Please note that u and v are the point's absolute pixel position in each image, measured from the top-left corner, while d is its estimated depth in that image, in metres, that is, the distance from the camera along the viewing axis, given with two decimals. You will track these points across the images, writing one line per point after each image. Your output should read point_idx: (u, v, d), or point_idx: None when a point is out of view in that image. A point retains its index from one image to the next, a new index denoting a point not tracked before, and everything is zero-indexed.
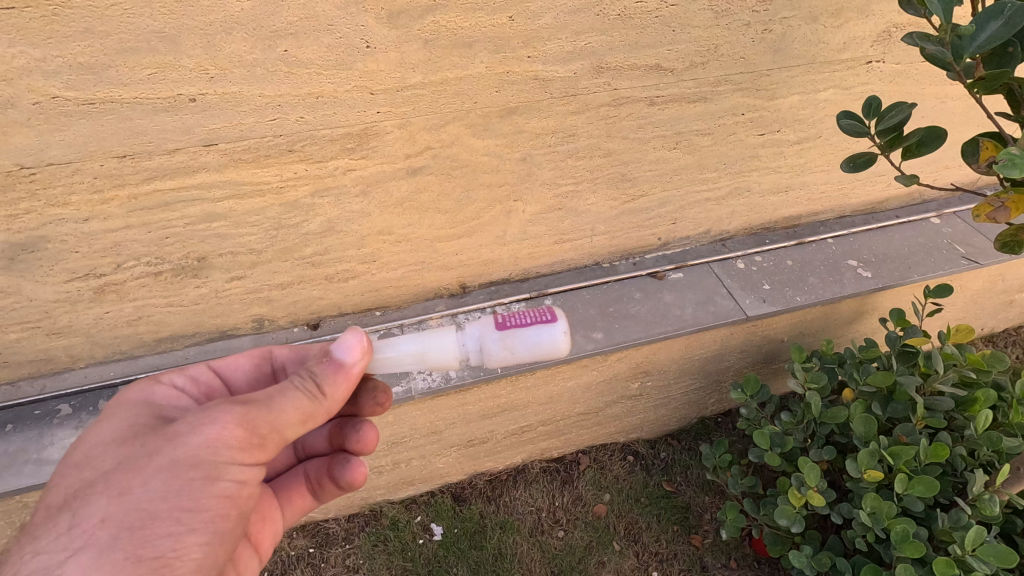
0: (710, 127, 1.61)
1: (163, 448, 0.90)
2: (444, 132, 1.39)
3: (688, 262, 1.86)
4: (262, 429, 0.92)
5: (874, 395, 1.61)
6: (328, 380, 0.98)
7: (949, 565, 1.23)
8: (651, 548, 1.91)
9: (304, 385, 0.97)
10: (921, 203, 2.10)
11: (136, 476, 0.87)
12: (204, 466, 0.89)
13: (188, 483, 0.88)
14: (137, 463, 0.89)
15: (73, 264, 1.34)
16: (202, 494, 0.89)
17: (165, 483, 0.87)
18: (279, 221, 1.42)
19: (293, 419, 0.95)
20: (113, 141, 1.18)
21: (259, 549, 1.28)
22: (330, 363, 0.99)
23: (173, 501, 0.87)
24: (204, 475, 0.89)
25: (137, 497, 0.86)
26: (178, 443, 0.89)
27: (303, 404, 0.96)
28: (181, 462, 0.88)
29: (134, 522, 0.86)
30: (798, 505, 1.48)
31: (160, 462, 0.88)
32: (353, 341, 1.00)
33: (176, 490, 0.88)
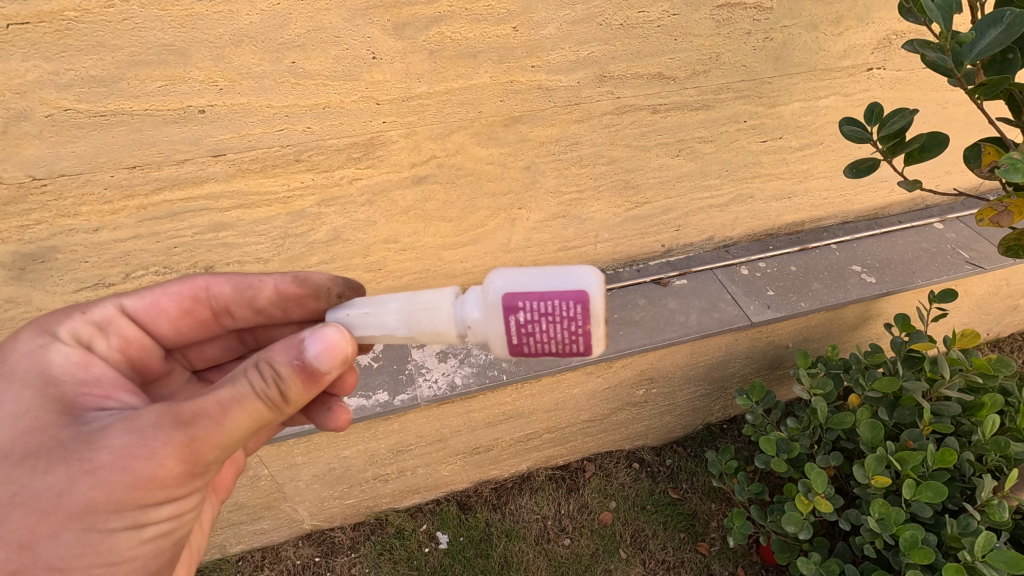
0: (713, 134, 1.62)
1: (77, 485, 0.78)
2: (449, 141, 1.41)
3: (692, 268, 1.87)
4: (207, 455, 0.83)
5: (881, 400, 1.59)
6: (297, 392, 0.88)
7: (959, 572, 1.22)
8: (658, 556, 1.89)
9: (269, 396, 0.85)
10: (924, 208, 2.10)
11: (42, 523, 0.77)
12: (131, 515, 0.82)
13: (107, 533, 0.81)
14: (41, 503, 0.78)
15: (82, 274, 1.35)
16: (125, 544, 0.83)
17: (80, 536, 0.79)
18: (286, 230, 1.44)
19: (245, 430, 0.85)
20: (123, 152, 1.20)
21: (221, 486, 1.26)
22: (302, 368, 0.86)
23: (88, 553, 0.80)
24: (129, 522, 0.82)
25: (43, 550, 0.77)
26: (96, 487, 0.78)
27: (262, 417, 0.86)
28: (103, 509, 0.79)
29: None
30: (805, 511, 1.47)
31: (72, 509, 0.78)
32: (341, 343, 0.88)
33: (89, 544, 0.80)
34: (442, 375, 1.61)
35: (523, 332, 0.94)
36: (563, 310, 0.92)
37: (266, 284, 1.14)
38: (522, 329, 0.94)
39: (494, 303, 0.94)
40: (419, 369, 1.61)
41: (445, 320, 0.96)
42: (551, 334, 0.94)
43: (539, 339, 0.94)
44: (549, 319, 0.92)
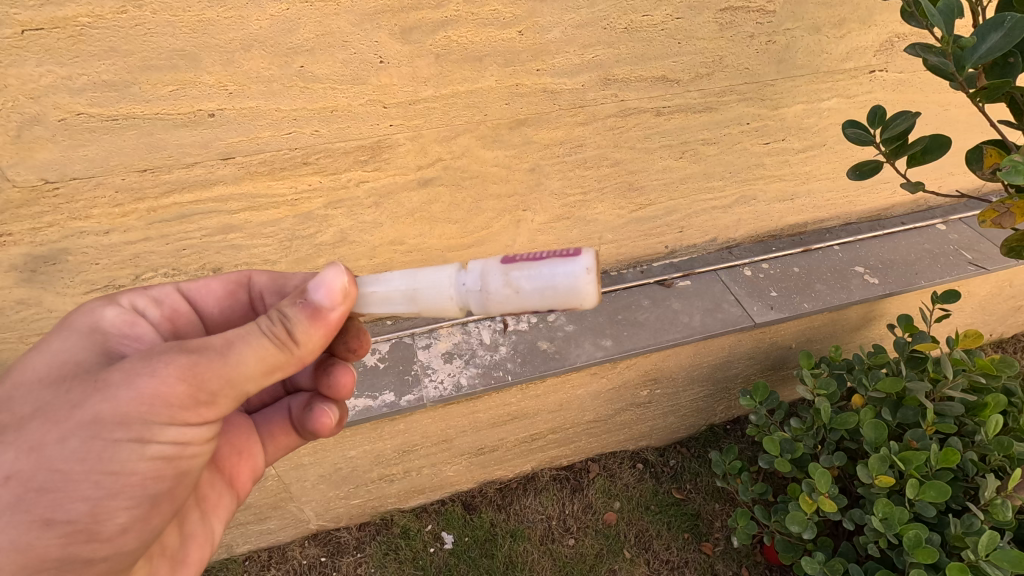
0: (716, 136, 1.63)
1: (89, 400, 0.83)
2: (454, 144, 1.42)
3: (695, 270, 1.88)
4: (212, 385, 0.85)
5: (884, 401, 1.60)
6: (302, 330, 0.90)
7: (962, 571, 1.23)
8: (662, 556, 1.90)
9: (273, 333, 0.88)
10: (926, 209, 2.11)
11: (53, 430, 0.83)
12: (133, 428, 0.83)
13: (111, 445, 0.84)
14: (56, 414, 0.84)
15: (93, 276, 1.36)
16: (127, 458, 0.85)
17: (86, 443, 0.83)
18: (293, 232, 1.45)
19: (254, 368, 0.87)
20: (134, 155, 1.21)
21: (234, 483, 1.25)
22: (307, 307, 0.90)
23: (96, 464, 0.84)
24: (133, 438, 0.84)
25: (51, 454, 0.82)
26: (104, 398, 0.82)
27: (269, 355, 0.88)
28: (107, 420, 0.82)
29: (46, 484, 0.83)
30: (809, 511, 1.48)
31: (81, 418, 0.82)
32: (342, 283, 0.90)
33: (95, 452, 0.83)
34: (448, 376, 1.62)
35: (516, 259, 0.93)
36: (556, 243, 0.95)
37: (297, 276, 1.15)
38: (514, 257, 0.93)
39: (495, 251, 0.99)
40: (425, 370, 1.62)
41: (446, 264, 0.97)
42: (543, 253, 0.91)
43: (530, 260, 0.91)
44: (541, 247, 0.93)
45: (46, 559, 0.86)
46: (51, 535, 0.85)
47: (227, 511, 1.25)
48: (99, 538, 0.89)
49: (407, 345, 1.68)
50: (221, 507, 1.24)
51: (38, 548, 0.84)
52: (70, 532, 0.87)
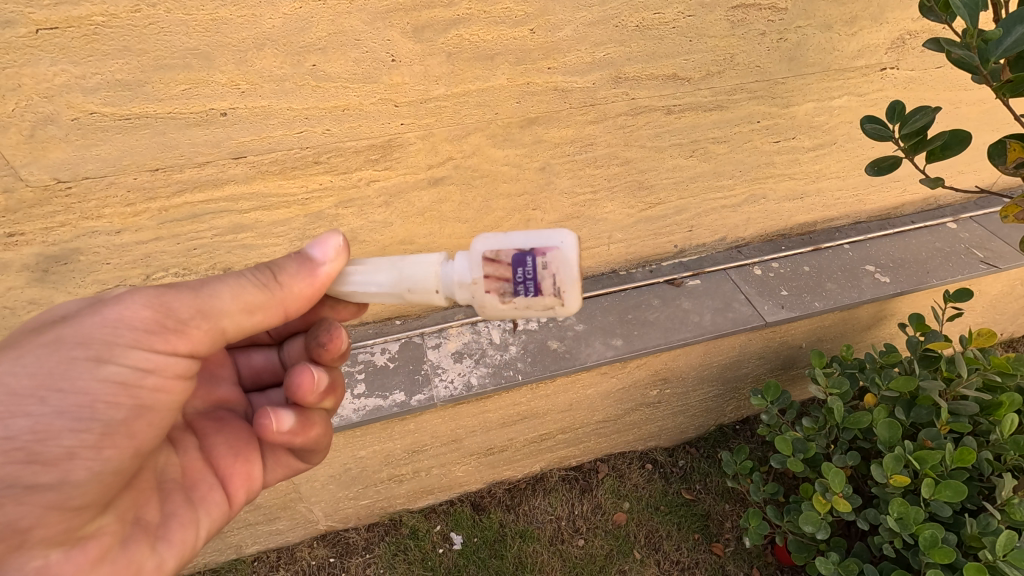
0: (726, 134, 1.63)
1: (59, 325, 0.89)
2: (465, 142, 1.42)
3: (705, 269, 1.87)
4: (182, 312, 0.90)
5: (898, 400, 1.59)
6: (286, 273, 0.94)
7: (980, 571, 1.22)
8: (672, 557, 1.89)
9: (256, 275, 0.94)
10: (936, 208, 2.10)
11: (12, 352, 0.86)
12: (94, 346, 0.88)
13: (68, 361, 0.87)
14: (20, 341, 0.88)
15: (104, 276, 1.37)
16: (81, 377, 0.87)
17: (42, 359, 0.86)
18: (303, 232, 1.45)
19: (232, 304, 0.92)
20: (146, 155, 1.21)
21: (226, 485, 1.18)
22: (297, 258, 0.96)
23: (47, 381, 0.86)
24: (92, 356, 0.88)
25: (3, 370, 0.84)
26: (74, 323, 0.89)
27: (248, 293, 0.92)
28: (69, 340, 0.87)
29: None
30: (823, 511, 1.47)
31: (43, 339, 0.87)
32: (337, 246, 0.97)
33: (48, 369, 0.86)
34: (458, 375, 1.62)
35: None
36: None
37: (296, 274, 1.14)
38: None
39: None
40: (435, 369, 1.62)
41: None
42: None
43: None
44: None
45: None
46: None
47: (212, 514, 1.14)
48: (42, 460, 0.85)
49: (416, 344, 1.67)
50: (211, 506, 1.15)
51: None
52: (8, 451, 0.83)
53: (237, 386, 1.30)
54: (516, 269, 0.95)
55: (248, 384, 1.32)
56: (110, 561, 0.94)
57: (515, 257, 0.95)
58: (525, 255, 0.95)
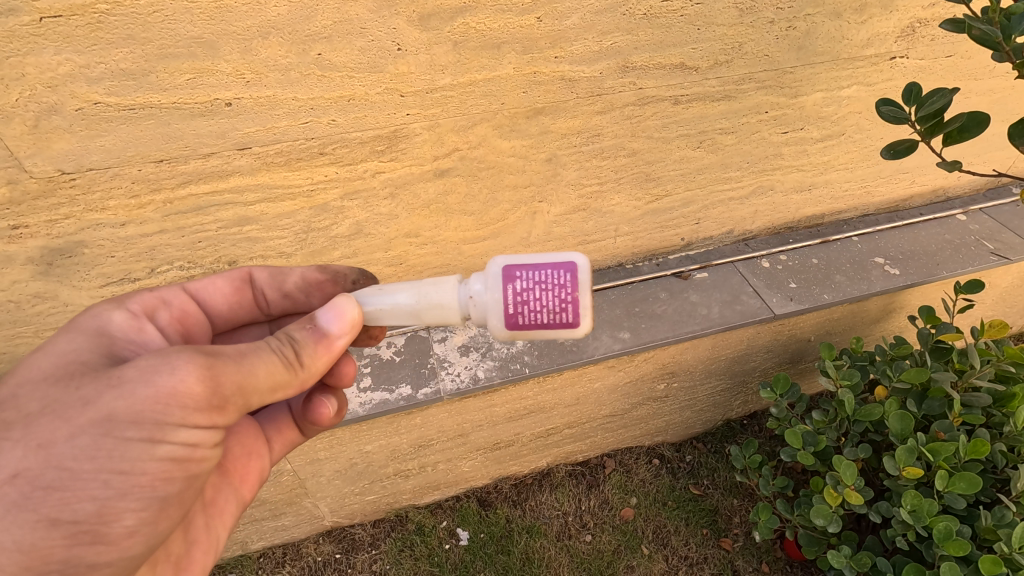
0: (734, 125, 1.62)
1: (103, 395, 0.81)
2: (471, 133, 1.41)
3: (712, 262, 1.86)
4: (226, 389, 0.85)
5: (909, 392, 1.58)
6: (308, 351, 0.95)
7: (996, 564, 1.22)
8: (680, 552, 1.88)
9: (281, 351, 0.92)
10: (945, 200, 2.08)
11: (64, 427, 0.81)
12: (147, 427, 0.81)
13: (123, 443, 0.82)
14: (69, 410, 0.82)
15: (109, 269, 1.36)
16: (138, 457, 0.83)
17: (95, 441, 0.81)
18: (308, 224, 1.44)
19: (265, 382, 0.89)
20: (151, 146, 1.20)
21: (245, 484, 1.21)
22: (312, 330, 0.97)
23: (104, 463, 0.82)
24: (146, 438, 0.82)
25: (61, 453, 0.81)
26: (117, 395, 0.81)
27: (276, 372, 0.90)
28: (120, 418, 0.81)
29: (53, 483, 0.81)
30: (834, 504, 1.45)
31: (93, 417, 0.81)
32: (348, 309, 0.99)
33: (104, 451, 0.81)
34: (464, 369, 1.60)
35: (518, 301, 0.98)
36: (554, 278, 0.98)
37: (293, 272, 1.17)
38: (516, 298, 0.98)
39: (492, 279, 1.00)
40: (441, 363, 1.61)
41: (451, 282, 1.03)
42: (542, 300, 0.98)
43: (532, 311, 0.98)
44: (542, 287, 0.97)
45: (50, 560, 0.83)
46: (56, 534, 0.83)
47: (231, 516, 1.20)
48: (105, 541, 0.86)
49: (422, 338, 1.66)
50: (229, 509, 1.19)
51: (42, 548, 0.82)
52: (75, 533, 0.84)
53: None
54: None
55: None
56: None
57: None
58: None
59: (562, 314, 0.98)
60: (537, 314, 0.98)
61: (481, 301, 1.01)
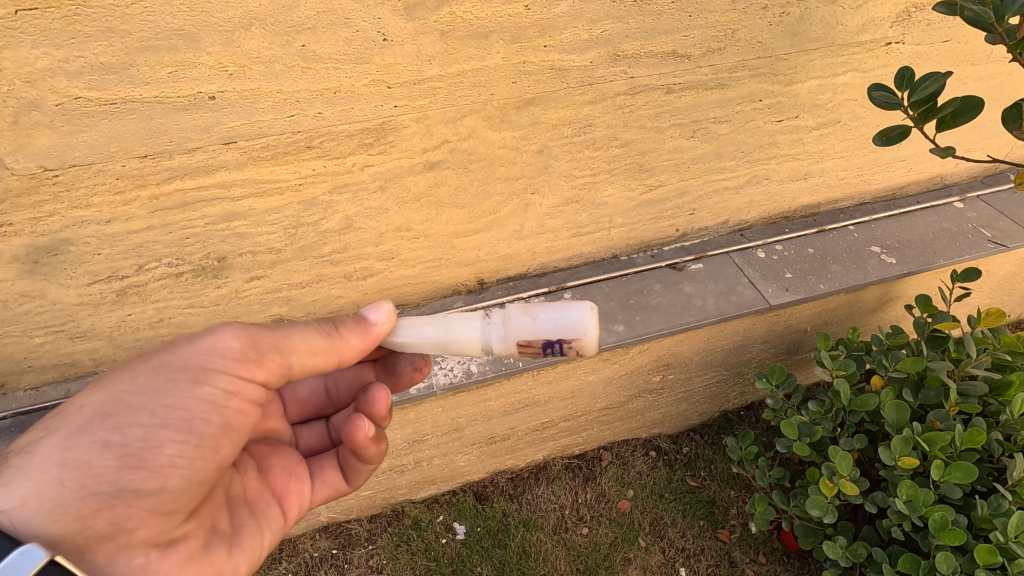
0: (728, 114, 1.60)
1: (166, 351, 0.97)
2: (461, 125, 1.39)
3: (707, 252, 1.84)
4: (263, 345, 0.98)
5: (905, 382, 1.57)
6: (345, 326, 1.04)
7: (992, 553, 1.22)
8: (677, 544, 1.88)
9: (319, 324, 1.03)
10: (943, 187, 2.06)
11: (126, 372, 0.95)
12: (192, 369, 0.95)
13: (171, 381, 0.94)
14: (131, 363, 0.97)
15: (95, 267, 1.34)
16: (184, 396, 0.94)
17: (150, 378, 0.94)
18: (298, 219, 1.42)
19: (300, 346, 1.00)
20: (135, 141, 1.19)
21: (283, 501, 1.23)
22: (353, 315, 1.06)
23: (155, 398, 0.93)
24: (190, 376, 0.95)
25: (119, 389, 0.94)
26: (174, 349, 0.97)
27: (308, 338, 1.01)
28: (172, 364, 0.95)
29: (109, 410, 0.92)
30: (830, 495, 1.45)
31: (149, 363, 0.95)
32: (387, 312, 1.06)
33: (156, 387, 0.94)
34: (458, 363, 1.59)
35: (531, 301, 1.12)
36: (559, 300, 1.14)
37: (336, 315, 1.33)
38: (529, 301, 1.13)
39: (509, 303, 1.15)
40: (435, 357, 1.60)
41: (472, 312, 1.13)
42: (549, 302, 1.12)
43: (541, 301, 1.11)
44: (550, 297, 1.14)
45: (102, 480, 0.91)
46: (109, 456, 0.92)
47: (271, 526, 1.19)
48: (147, 466, 0.93)
49: None
50: (271, 519, 1.20)
51: (96, 467, 0.91)
52: (123, 455, 0.92)
53: (283, 417, 1.34)
54: (545, 350, 1.08)
55: (294, 417, 1.37)
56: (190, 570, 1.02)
57: (545, 342, 1.07)
58: (553, 340, 1.07)
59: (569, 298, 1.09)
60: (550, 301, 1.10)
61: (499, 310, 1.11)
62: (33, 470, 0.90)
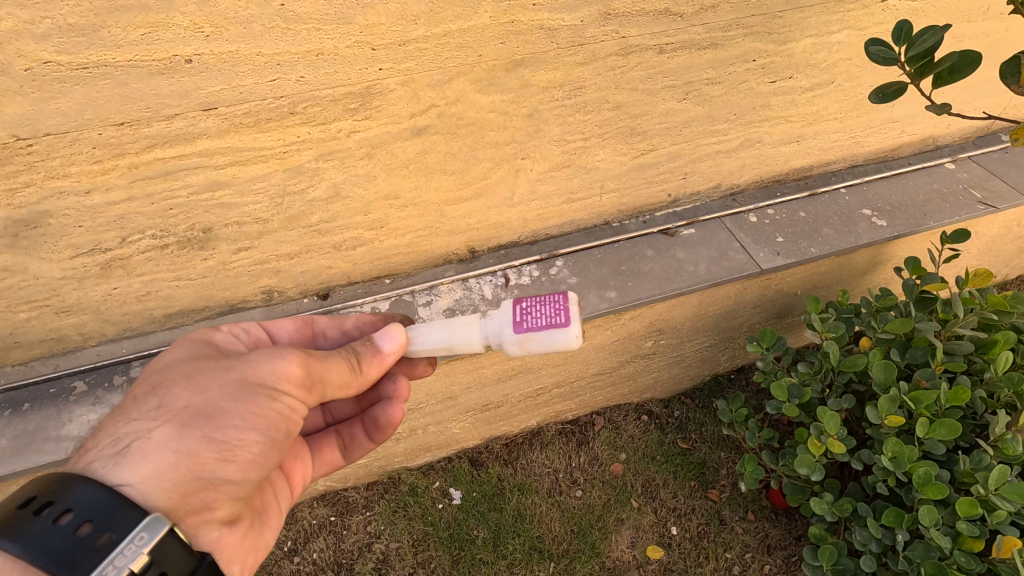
0: (721, 75, 1.56)
1: (242, 366, 1.00)
2: (449, 88, 1.35)
3: (699, 218, 1.83)
4: (315, 376, 1.03)
5: (893, 342, 1.59)
6: (367, 359, 1.08)
7: (973, 505, 1.26)
8: (669, 504, 1.92)
9: (346, 356, 1.07)
10: (934, 149, 2.05)
11: (214, 380, 0.99)
12: (268, 387, 1.00)
13: (256, 394, 0.99)
14: (212, 372, 1.00)
15: (77, 239, 1.31)
16: (264, 408, 0.99)
17: (237, 390, 0.98)
18: (283, 188, 1.39)
19: (333, 379, 1.05)
20: (110, 107, 1.14)
21: (292, 480, 1.30)
22: (368, 346, 1.10)
23: (244, 406, 0.97)
24: (267, 392, 0.99)
25: (214, 395, 0.97)
26: (248, 366, 1.01)
27: (343, 374, 1.05)
28: (250, 381, 0.99)
29: (208, 412, 0.96)
30: (818, 454, 1.48)
31: (234, 375, 0.99)
32: (398, 338, 1.11)
33: (244, 397, 0.98)
34: None
35: (521, 313, 1.12)
36: (550, 298, 1.12)
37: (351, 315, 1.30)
38: (521, 311, 1.12)
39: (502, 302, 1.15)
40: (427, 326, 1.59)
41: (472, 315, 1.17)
42: (540, 309, 1.11)
43: (531, 316, 1.11)
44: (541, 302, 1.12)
45: (205, 469, 0.95)
46: (211, 449, 0.96)
47: (284, 502, 1.28)
48: (235, 461, 0.98)
49: (407, 302, 1.64)
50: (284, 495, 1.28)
51: (200, 458, 0.94)
52: (224, 449, 0.97)
53: None
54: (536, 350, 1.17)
55: None
56: (238, 556, 1.11)
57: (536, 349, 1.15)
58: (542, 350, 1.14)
59: (555, 317, 1.09)
60: (539, 321, 1.10)
61: (494, 320, 1.14)
62: (153, 452, 0.92)
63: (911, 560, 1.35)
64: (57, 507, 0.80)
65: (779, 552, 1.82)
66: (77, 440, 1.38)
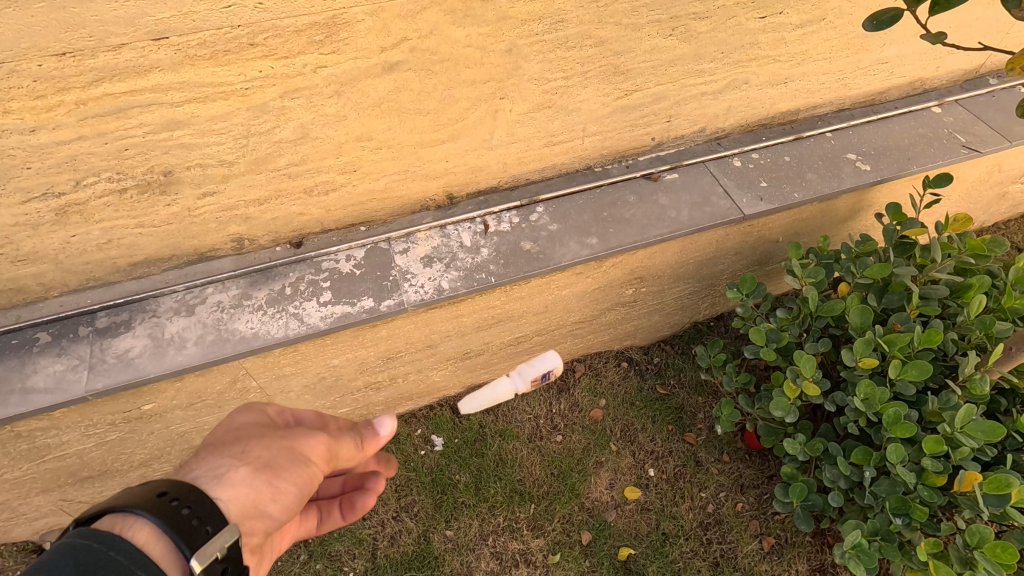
0: (709, 10, 1.49)
1: (294, 434, 1.02)
2: (421, 19, 1.27)
3: (683, 162, 1.79)
4: (338, 456, 1.05)
5: (870, 288, 1.60)
6: (369, 440, 1.11)
7: (938, 444, 1.30)
8: (647, 447, 1.96)
9: (354, 431, 1.10)
10: (921, 92, 2.02)
11: (263, 443, 0.99)
12: (308, 460, 1.00)
13: (299, 458, 0.99)
14: (263, 438, 1.00)
15: (27, 183, 1.23)
16: (302, 467, 0.98)
17: (286, 452, 0.98)
18: (248, 128, 1.31)
19: (348, 452, 1.07)
20: (48, 35, 1.05)
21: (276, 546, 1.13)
22: (366, 428, 1.11)
23: (288, 461, 0.97)
24: (303, 456, 0.99)
25: (271, 450, 0.97)
26: (293, 435, 1.02)
27: (352, 450, 1.08)
28: (297, 447, 1.00)
29: (268, 464, 0.95)
30: (793, 396, 1.51)
31: (283, 441, 1.00)
32: (395, 426, 1.09)
33: (289, 459, 0.98)
34: (428, 280, 1.55)
35: None
36: None
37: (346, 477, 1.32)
38: None
39: None
40: (404, 275, 1.55)
41: None
42: None
43: None
44: None
45: (256, 507, 0.90)
46: (267, 488, 0.92)
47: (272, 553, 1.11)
48: (280, 502, 0.94)
49: (383, 250, 1.60)
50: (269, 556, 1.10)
51: (257, 493, 0.91)
52: (274, 491, 0.93)
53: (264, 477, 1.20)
54: None
55: None
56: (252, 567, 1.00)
57: None
58: None
59: None
60: None
61: None
62: (226, 488, 0.89)
63: (877, 495, 1.41)
64: (172, 496, 0.79)
65: (752, 491, 1.88)
66: (44, 392, 1.34)
